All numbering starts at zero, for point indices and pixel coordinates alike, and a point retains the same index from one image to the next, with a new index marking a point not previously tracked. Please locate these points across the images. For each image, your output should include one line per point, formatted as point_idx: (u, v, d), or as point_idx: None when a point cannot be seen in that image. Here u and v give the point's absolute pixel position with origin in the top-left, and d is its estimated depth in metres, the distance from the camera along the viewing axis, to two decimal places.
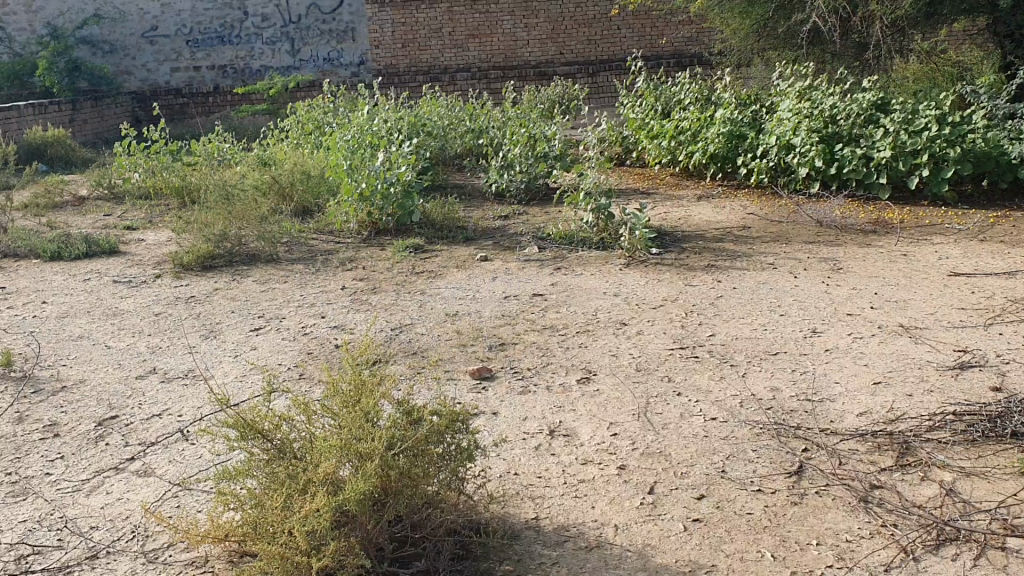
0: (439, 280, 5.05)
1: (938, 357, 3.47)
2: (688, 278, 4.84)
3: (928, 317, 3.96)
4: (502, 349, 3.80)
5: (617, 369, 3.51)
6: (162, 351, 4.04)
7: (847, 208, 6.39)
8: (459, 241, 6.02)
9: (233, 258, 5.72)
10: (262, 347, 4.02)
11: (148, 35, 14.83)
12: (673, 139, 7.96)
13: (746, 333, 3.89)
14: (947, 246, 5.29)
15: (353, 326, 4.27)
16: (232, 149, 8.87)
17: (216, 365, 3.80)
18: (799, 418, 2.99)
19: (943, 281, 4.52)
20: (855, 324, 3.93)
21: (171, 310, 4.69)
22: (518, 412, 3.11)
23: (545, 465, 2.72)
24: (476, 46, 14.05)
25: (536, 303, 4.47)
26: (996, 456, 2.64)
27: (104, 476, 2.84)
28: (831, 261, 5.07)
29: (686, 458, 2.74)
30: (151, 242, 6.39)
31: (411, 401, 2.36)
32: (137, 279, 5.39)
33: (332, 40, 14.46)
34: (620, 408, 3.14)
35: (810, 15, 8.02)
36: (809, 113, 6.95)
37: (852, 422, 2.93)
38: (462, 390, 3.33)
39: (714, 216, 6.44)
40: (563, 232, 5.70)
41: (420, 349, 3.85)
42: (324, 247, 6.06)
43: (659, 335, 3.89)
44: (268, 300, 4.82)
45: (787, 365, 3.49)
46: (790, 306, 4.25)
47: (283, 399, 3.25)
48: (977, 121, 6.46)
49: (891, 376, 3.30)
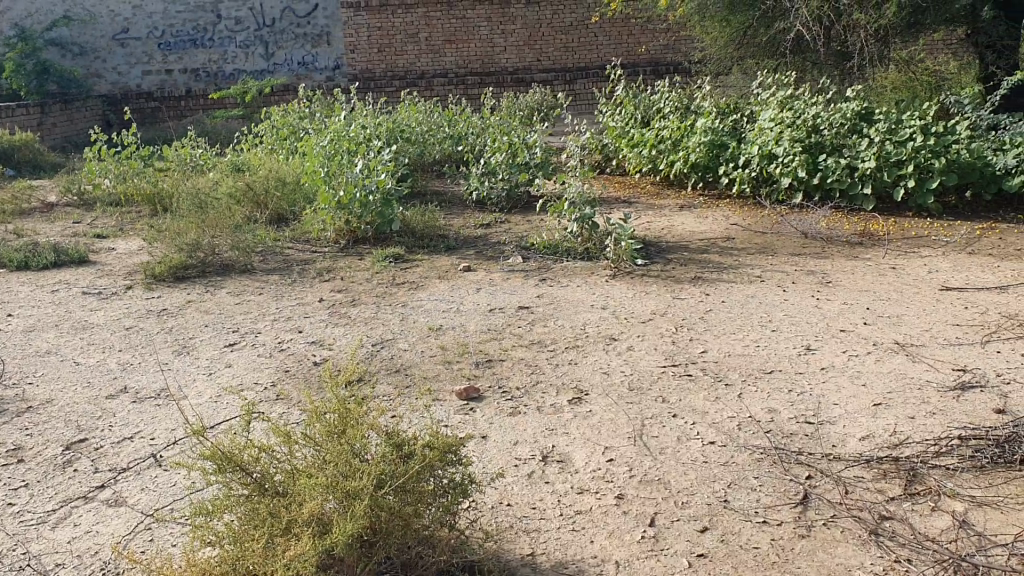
0: (420, 291, 4.92)
1: (937, 376, 3.38)
2: (676, 290, 4.74)
3: (923, 334, 3.88)
4: (489, 365, 3.67)
5: (609, 389, 3.38)
6: (133, 368, 3.87)
7: (832, 219, 6.32)
8: (440, 250, 5.88)
9: (207, 268, 5.54)
10: (237, 364, 3.87)
11: (119, 37, 14.57)
12: (654, 148, 7.88)
13: (739, 349, 3.78)
14: (936, 259, 5.23)
15: (333, 341, 4.13)
16: (205, 155, 8.68)
17: (189, 383, 3.64)
18: (800, 442, 2.88)
19: (935, 296, 4.45)
20: (849, 341, 3.83)
21: (141, 324, 4.52)
22: (508, 436, 2.99)
23: (539, 495, 2.61)
24: (453, 51, 13.94)
25: (522, 317, 4.35)
26: (1007, 485, 2.55)
27: (71, 506, 2.68)
28: (819, 274, 4.98)
29: (686, 486, 2.63)
30: (122, 251, 6.21)
31: (400, 432, 2.24)
32: (107, 290, 5.22)
33: (307, 44, 14.29)
34: (614, 431, 3.01)
35: (793, 23, 7.97)
36: (792, 123, 6.89)
37: (855, 447, 2.83)
38: (449, 412, 3.20)
39: (698, 226, 6.35)
40: (547, 242, 5.59)
41: (403, 366, 3.71)
42: (301, 257, 5.90)
43: (650, 351, 3.77)
44: (243, 313, 4.66)
45: (783, 384, 3.38)
46: (782, 321, 4.15)
47: (261, 423, 3.10)
48: (961, 131, 6.40)
49: (891, 397, 3.20)
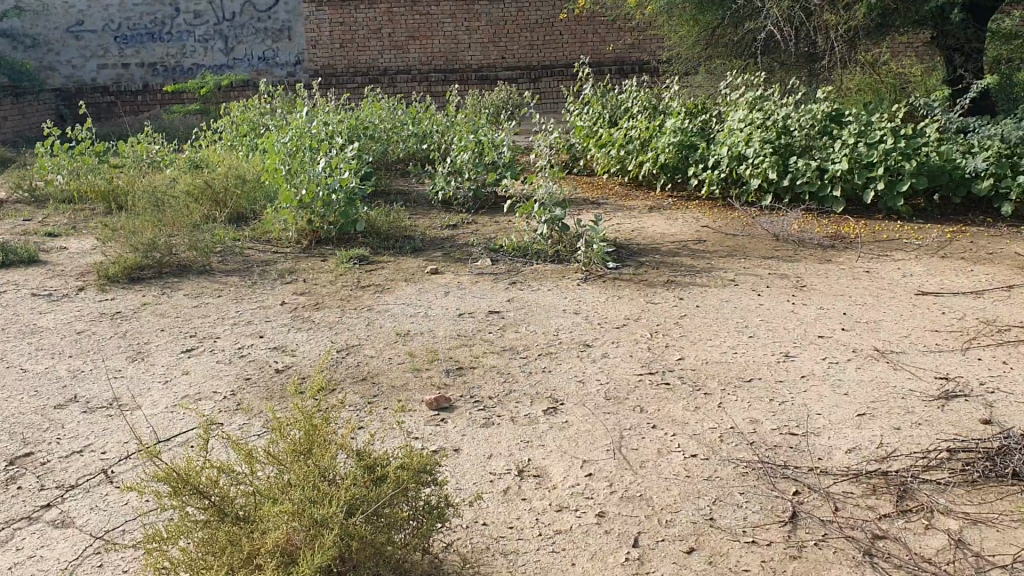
0: (387, 294, 4.77)
1: (920, 385, 3.29)
2: (649, 294, 4.63)
3: (903, 340, 3.80)
4: (459, 374, 3.54)
5: (586, 398, 3.26)
6: (84, 376, 3.67)
7: (803, 221, 6.27)
8: (405, 251, 5.73)
9: (164, 268, 5.33)
10: (194, 371, 3.69)
11: (74, 30, 14.20)
12: (622, 148, 7.78)
13: (716, 356, 3.67)
14: (909, 263, 5.17)
15: (295, 348, 3.96)
16: (163, 152, 8.44)
17: (143, 393, 3.46)
18: (785, 455, 2.78)
19: (912, 300, 4.38)
20: (828, 347, 3.74)
21: (93, 328, 4.32)
22: (481, 449, 2.87)
23: (516, 513, 2.47)
24: (416, 48, 13.81)
25: (492, 322, 4.21)
26: (1001, 501, 2.49)
27: (14, 528, 2.50)
28: (794, 278, 4.90)
29: (671, 502, 2.53)
30: (74, 250, 5.97)
31: (371, 452, 2.10)
32: (58, 292, 4.99)
33: (267, 39, 14.03)
34: (591, 444, 2.89)
35: (762, 23, 7.92)
36: (761, 124, 6.83)
37: (841, 460, 2.74)
38: (418, 424, 3.07)
39: (668, 228, 6.27)
40: (516, 244, 5.46)
41: (369, 374, 3.56)
42: (261, 257, 5.71)
43: (624, 359, 3.65)
44: (201, 317, 4.48)
45: (764, 393, 3.27)
46: (758, 327, 4.05)
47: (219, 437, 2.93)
48: (930, 134, 6.37)
49: (875, 407, 3.11)
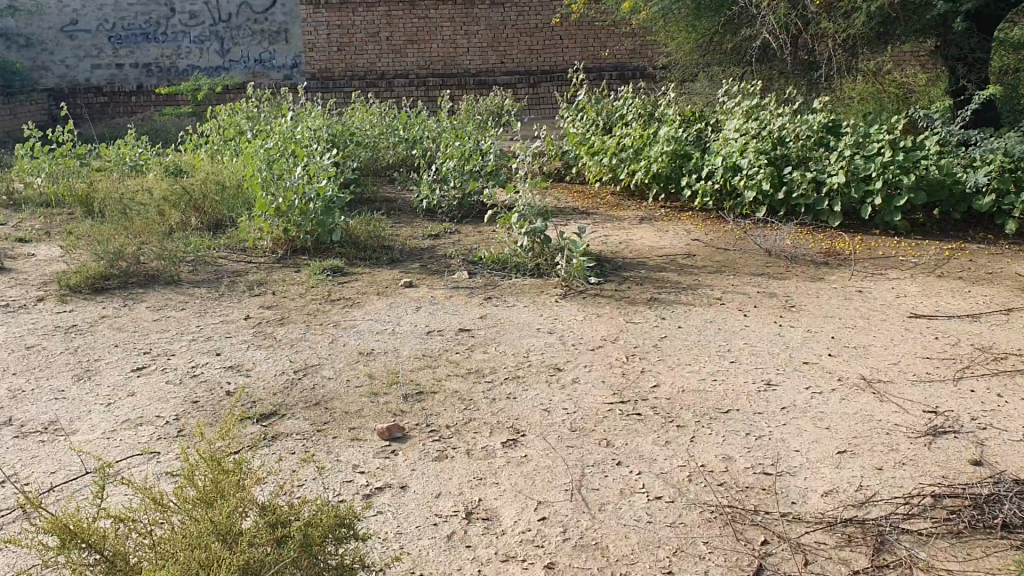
0: (357, 309, 4.57)
1: (907, 419, 3.08)
2: (630, 313, 4.42)
3: (893, 368, 3.59)
4: (418, 399, 3.33)
5: (550, 430, 3.05)
6: (23, 396, 3.47)
7: (797, 236, 6.05)
8: (382, 262, 5.52)
9: (130, 278, 5.12)
10: (140, 393, 3.48)
11: (67, 29, 14.02)
12: (614, 156, 7.57)
13: (693, 384, 3.45)
14: (904, 282, 4.95)
15: (252, 366, 3.75)
16: (146, 155, 8.27)
17: (82, 417, 3.26)
18: (756, 498, 2.57)
19: (905, 324, 4.17)
20: (813, 375, 3.52)
21: (45, 343, 4.12)
22: (430, 486, 2.67)
23: (457, 565, 2.28)
24: (414, 52, 13.64)
25: (462, 341, 4.00)
26: (989, 557, 2.28)
27: None
28: (783, 297, 4.68)
29: (628, 552, 2.33)
30: (42, 258, 5.78)
31: (282, 505, 1.89)
32: (15, 303, 4.79)
33: (264, 41, 13.87)
34: (548, 483, 2.68)
35: (759, 30, 7.72)
36: (757, 134, 6.62)
37: (817, 505, 2.53)
38: (366, 456, 2.86)
39: (658, 241, 6.05)
40: (495, 257, 5.26)
41: (323, 398, 3.35)
42: (232, 267, 5.47)
43: (595, 385, 3.44)
44: (158, 332, 4.27)
45: (740, 426, 3.06)
46: (741, 351, 3.83)
47: (146, 473, 2.71)
48: (930, 146, 6.14)
49: (858, 444, 2.89)
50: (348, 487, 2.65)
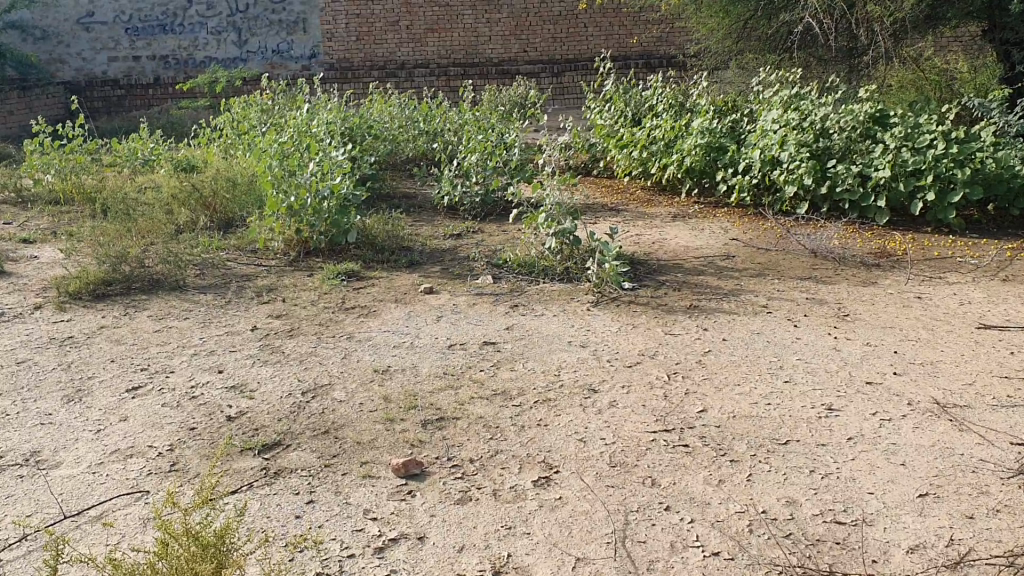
0: (373, 319, 4.21)
1: (994, 455, 2.71)
2: (668, 323, 4.06)
3: (967, 390, 3.21)
4: (438, 427, 2.99)
5: (587, 465, 2.70)
6: (6, 423, 3.15)
7: (844, 235, 5.64)
8: (401, 266, 5.17)
9: (133, 283, 4.78)
10: (134, 418, 3.16)
11: (84, 21, 13.50)
12: (644, 149, 7.17)
13: (745, 409, 3.08)
14: (966, 287, 4.55)
15: (256, 387, 3.41)
16: (159, 150, 7.95)
17: (67, 447, 2.94)
18: (829, 555, 2.23)
19: (975, 336, 3.79)
20: (879, 398, 3.16)
21: (36, 358, 3.81)
22: (452, 537, 2.33)
23: None
24: (434, 41, 13.37)
25: (486, 357, 3.65)
26: None
27: None
28: (835, 306, 4.29)
29: None
30: (43, 262, 5.46)
31: None
32: (9, 312, 4.47)
33: (282, 31, 13.44)
34: (587, 533, 2.33)
35: (798, 14, 7.29)
36: (797, 125, 6.22)
37: (902, 566, 2.19)
38: (380, 498, 2.52)
39: (693, 241, 5.67)
40: (521, 259, 4.91)
41: (333, 425, 3.02)
42: (242, 271, 5.14)
43: (635, 411, 3.07)
44: (158, 345, 3.94)
45: (802, 462, 2.69)
46: (795, 369, 3.46)
47: (127, 534, 2.39)
48: (986, 138, 5.73)
49: (942, 485, 2.53)
50: (357, 538, 2.33)
